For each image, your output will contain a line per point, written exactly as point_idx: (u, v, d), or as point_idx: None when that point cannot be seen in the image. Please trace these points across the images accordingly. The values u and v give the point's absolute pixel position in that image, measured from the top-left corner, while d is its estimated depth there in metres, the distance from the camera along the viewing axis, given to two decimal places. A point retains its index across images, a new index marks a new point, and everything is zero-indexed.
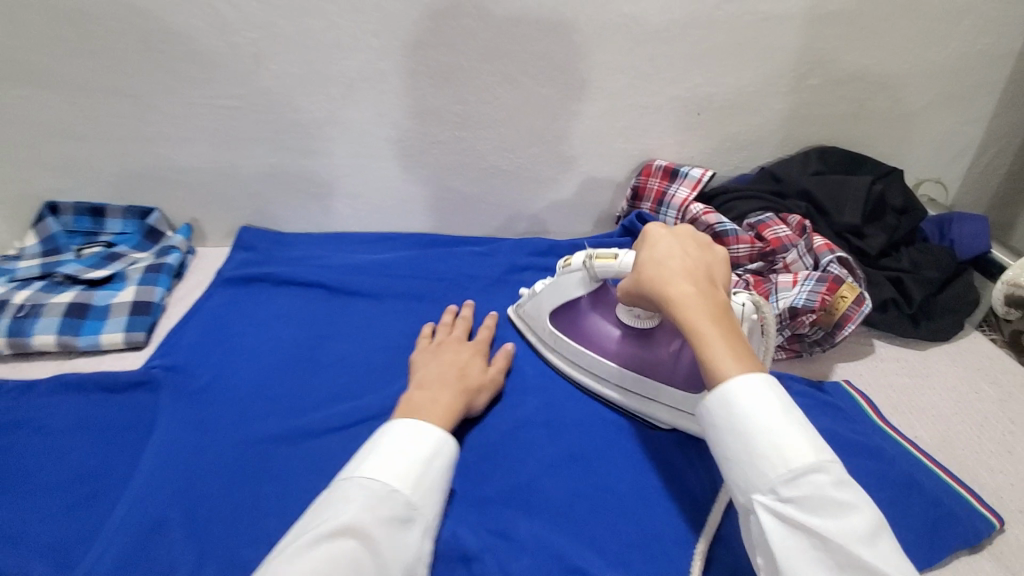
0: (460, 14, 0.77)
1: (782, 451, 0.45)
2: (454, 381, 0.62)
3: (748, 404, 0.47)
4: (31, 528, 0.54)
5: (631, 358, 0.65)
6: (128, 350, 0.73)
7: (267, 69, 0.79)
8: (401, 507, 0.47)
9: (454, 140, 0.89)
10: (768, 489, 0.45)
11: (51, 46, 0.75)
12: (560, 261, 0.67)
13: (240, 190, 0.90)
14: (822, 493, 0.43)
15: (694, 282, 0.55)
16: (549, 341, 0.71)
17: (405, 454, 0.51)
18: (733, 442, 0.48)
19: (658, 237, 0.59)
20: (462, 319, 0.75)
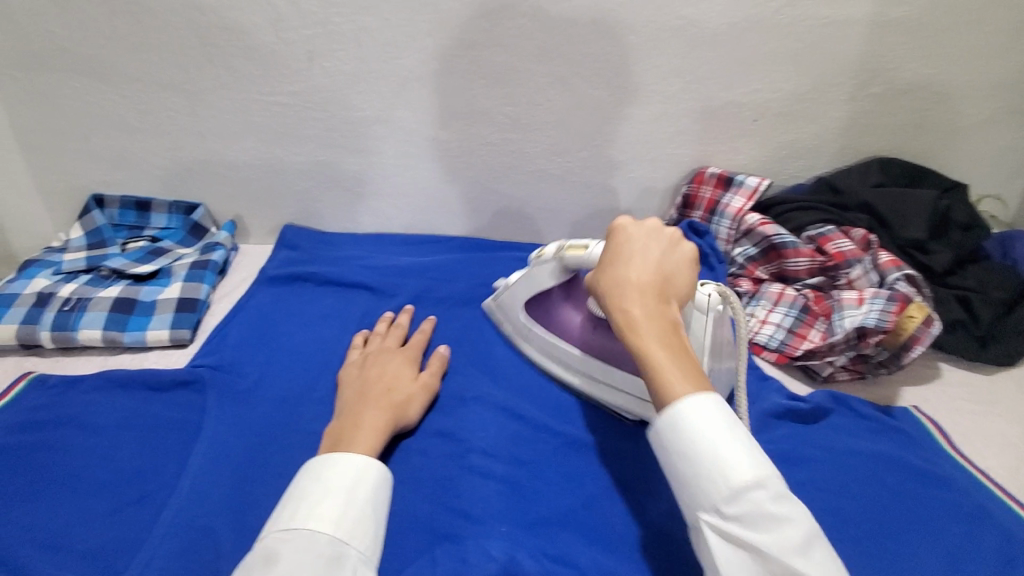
0: (515, 14, 0.75)
1: (722, 467, 0.43)
2: (380, 398, 0.59)
3: (696, 419, 0.45)
4: (75, 530, 0.51)
5: (599, 349, 0.64)
6: (172, 347, 0.71)
7: (317, 66, 0.78)
8: (330, 546, 0.44)
9: (503, 142, 0.87)
10: (711, 507, 0.43)
11: (108, 39, 0.75)
12: (532, 252, 0.66)
13: (285, 188, 0.89)
14: (761, 511, 0.42)
15: (644, 300, 0.52)
16: (524, 329, 0.71)
17: (330, 488, 0.48)
18: (680, 462, 0.46)
19: (622, 241, 0.56)
20: (398, 325, 0.74)
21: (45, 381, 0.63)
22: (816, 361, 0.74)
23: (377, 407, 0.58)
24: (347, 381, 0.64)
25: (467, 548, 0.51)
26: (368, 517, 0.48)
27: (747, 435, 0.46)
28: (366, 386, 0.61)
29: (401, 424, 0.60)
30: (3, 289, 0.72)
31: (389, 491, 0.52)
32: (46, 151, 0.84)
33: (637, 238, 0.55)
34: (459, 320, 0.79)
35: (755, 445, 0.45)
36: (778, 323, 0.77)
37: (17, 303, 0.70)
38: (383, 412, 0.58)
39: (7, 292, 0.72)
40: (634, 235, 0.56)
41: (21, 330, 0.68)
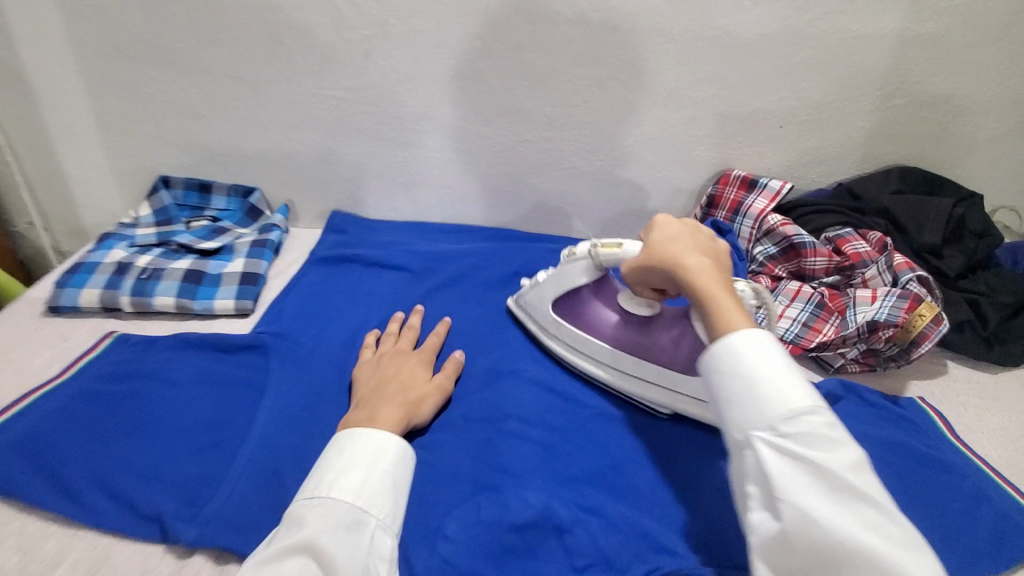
0: (559, 21, 0.81)
1: (782, 393, 0.45)
2: (395, 396, 0.62)
3: (756, 348, 0.47)
4: (163, 467, 0.57)
5: (633, 343, 0.67)
6: (236, 316, 0.78)
7: (374, 64, 0.85)
8: (349, 513, 0.47)
9: (540, 140, 0.92)
10: (768, 425, 0.44)
11: (187, 33, 0.82)
12: (564, 250, 0.69)
13: (335, 176, 0.96)
14: (819, 433, 0.43)
15: (700, 256, 0.56)
16: (550, 325, 0.74)
17: (352, 461, 0.51)
18: (738, 384, 0.47)
19: (670, 222, 0.61)
20: (411, 327, 0.76)
21: (128, 339, 0.71)
22: (828, 352, 0.79)
23: (393, 405, 0.60)
24: (362, 379, 0.66)
25: (507, 496, 0.57)
26: (387, 489, 0.50)
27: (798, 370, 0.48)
28: (382, 384, 0.63)
29: (413, 420, 0.62)
30: (86, 258, 0.80)
31: (410, 465, 0.54)
32: (120, 134, 0.91)
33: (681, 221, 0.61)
34: (495, 303, 0.86)
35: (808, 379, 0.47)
36: (795, 317, 0.81)
37: (99, 270, 0.78)
38: (398, 409, 0.60)
39: (89, 259, 0.79)
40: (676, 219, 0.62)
41: (103, 295, 0.75)
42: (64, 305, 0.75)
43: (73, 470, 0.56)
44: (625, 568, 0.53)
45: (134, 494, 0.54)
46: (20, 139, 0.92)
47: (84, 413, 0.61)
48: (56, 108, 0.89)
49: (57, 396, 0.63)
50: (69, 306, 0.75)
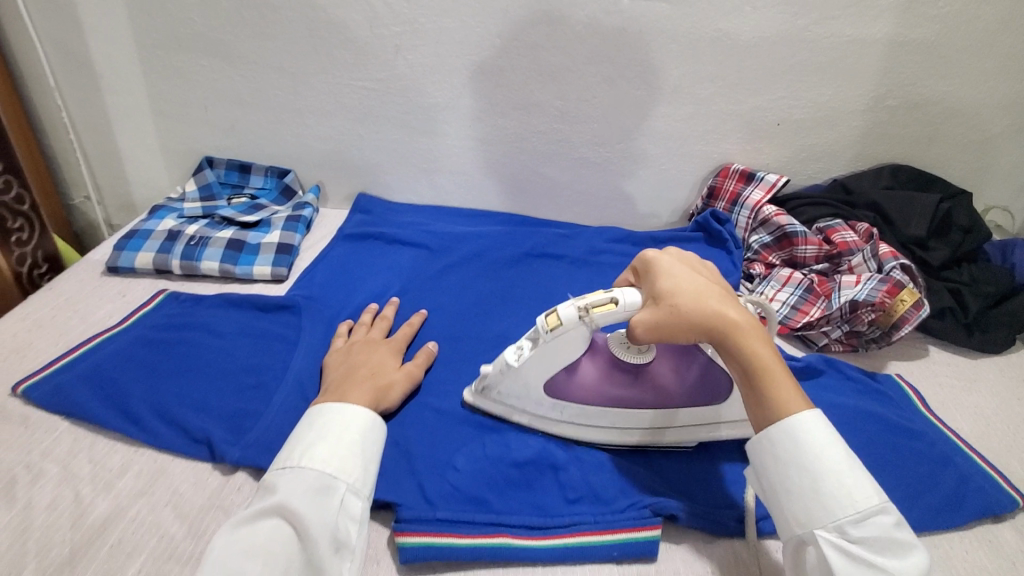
0: (572, 22, 0.89)
1: (849, 492, 0.49)
2: (365, 380, 0.65)
3: (820, 440, 0.51)
4: (211, 402, 0.66)
5: (657, 394, 0.63)
6: (272, 281, 0.87)
7: (403, 58, 0.93)
8: (319, 479, 0.52)
9: (552, 132, 1.00)
10: (835, 526, 0.48)
11: (236, 27, 0.92)
12: (543, 325, 0.60)
13: (363, 161, 1.04)
14: (885, 533, 0.48)
15: (732, 307, 0.57)
16: (545, 411, 0.65)
17: (322, 432, 0.56)
18: (802, 479, 0.51)
19: (677, 267, 0.60)
20: (383, 318, 0.80)
21: (178, 297, 0.79)
22: (813, 332, 0.85)
23: (362, 390, 0.63)
24: (333, 364, 0.69)
25: (510, 437, 0.66)
26: (357, 458, 0.55)
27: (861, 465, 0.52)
28: (351, 372, 0.66)
29: (382, 404, 0.65)
30: (140, 225, 0.89)
31: (380, 436, 0.59)
32: (172, 117, 1.00)
33: (677, 262, 0.61)
34: (506, 279, 0.93)
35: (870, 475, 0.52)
36: (784, 300, 0.88)
37: (152, 237, 0.87)
38: (367, 390, 0.63)
39: (143, 227, 0.89)
40: (670, 260, 0.61)
41: (157, 258, 0.84)
42: (121, 266, 0.84)
43: (135, 399, 0.64)
44: (612, 501, 0.60)
45: (189, 421, 0.62)
46: (82, 119, 1.01)
47: (142, 355, 0.70)
48: (116, 92, 0.98)
49: (118, 340, 0.71)
50: (125, 267, 0.84)
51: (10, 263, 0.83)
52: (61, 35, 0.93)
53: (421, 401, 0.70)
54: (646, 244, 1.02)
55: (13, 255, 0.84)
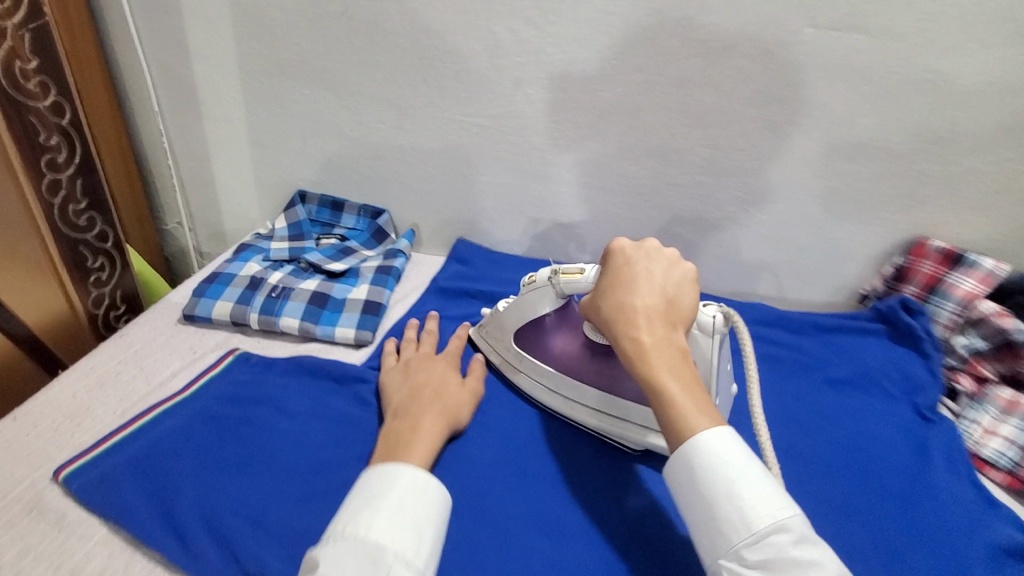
0: (737, 54, 0.72)
1: (742, 512, 0.44)
2: (433, 402, 0.62)
3: (721, 460, 0.46)
4: (271, 512, 0.54)
5: (594, 374, 0.67)
6: (355, 346, 0.75)
7: (523, 93, 0.80)
8: (363, 550, 0.43)
9: (693, 185, 0.82)
10: (731, 554, 0.44)
11: (341, 54, 0.82)
12: (525, 278, 0.69)
13: (465, 205, 0.92)
14: (784, 555, 0.42)
15: (653, 328, 0.53)
16: (515, 361, 0.72)
17: (367, 495, 0.47)
18: (697, 505, 0.47)
19: (623, 268, 0.58)
20: (429, 333, 0.75)
21: (248, 359, 0.70)
22: None
23: (433, 412, 0.60)
24: (393, 387, 0.65)
25: None
26: (412, 523, 0.45)
27: (768, 476, 0.47)
28: (415, 390, 0.63)
29: (452, 426, 0.62)
30: (224, 268, 0.81)
31: (434, 492, 0.49)
32: (268, 148, 0.93)
33: (635, 262, 0.58)
34: None
35: (785, 492, 0.46)
36: (1009, 438, 0.68)
37: (233, 283, 0.78)
38: (437, 416, 0.60)
39: (226, 270, 0.80)
40: (631, 258, 0.58)
41: (235, 309, 0.75)
42: (198, 316, 0.75)
43: (185, 505, 0.54)
44: None
45: (241, 545, 0.51)
46: (181, 145, 0.96)
47: (202, 439, 0.59)
48: (215, 120, 0.92)
49: (179, 415, 0.62)
50: (202, 317, 0.75)
51: (85, 304, 0.82)
52: (166, 59, 0.88)
53: (528, 539, 0.56)
54: (819, 338, 0.83)
55: (90, 296, 0.82)
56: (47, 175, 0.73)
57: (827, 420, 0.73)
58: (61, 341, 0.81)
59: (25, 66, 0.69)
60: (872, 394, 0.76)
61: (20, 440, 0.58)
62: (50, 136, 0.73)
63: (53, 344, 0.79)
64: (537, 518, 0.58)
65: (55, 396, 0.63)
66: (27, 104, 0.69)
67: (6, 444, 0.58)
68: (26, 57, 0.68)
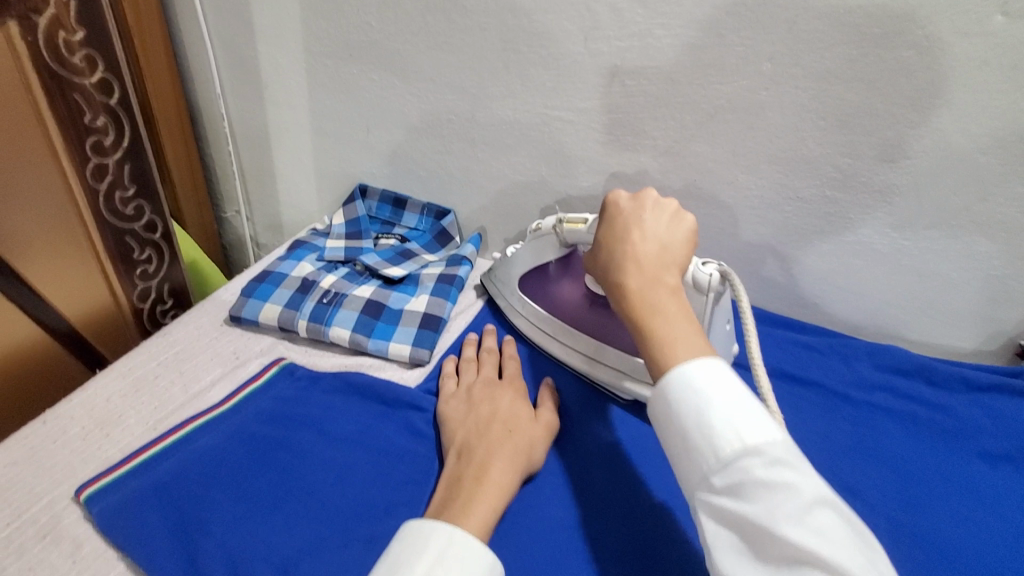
0: (902, 43, 0.57)
1: (710, 435, 0.40)
2: (504, 442, 0.51)
3: (692, 387, 0.42)
4: (303, 561, 0.46)
5: (589, 323, 0.65)
6: (409, 365, 0.66)
7: (621, 84, 0.68)
8: None
9: (820, 200, 0.69)
10: (702, 483, 0.39)
11: (417, 35, 0.73)
12: (533, 225, 0.68)
13: (542, 209, 0.81)
14: (751, 478, 0.37)
15: (641, 272, 0.51)
16: (517, 305, 0.71)
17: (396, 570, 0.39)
18: (669, 434, 0.43)
19: (618, 219, 0.56)
20: (489, 351, 0.66)
21: (294, 372, 0.62)
22: None
23: (502, 454, 0.50)
24: (454, 419, 0.56)
25: None
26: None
27: (746, 392, 0.41)
28: (480, 425, 0.54)
29: (525, 471, 0.52)
30: (275, 266, 0.74)
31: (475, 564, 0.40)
32: (331, 136, 0.86)
33: (629, 213, 0.56)
34: None
35: (765, 413, 0.40)
36: None
37: (284, 284, 0.71)
38: (509, 463, 0.50)
39: (277, 270, 0.74)
40: (626, 208, 0.56)
41: (283, 314, 0.68)
42: (244, 317, 0.68)
43: (211, 545, 0.46)
44: None
45: None
46: (242, 130, 0.91)
47: (232, 465, 0.52)
48: (277, 104, 0.86)
49: (210, 433, 0.54)
50: (248, 319, 0.68)
51: (130, 297, 0.79)
52: (230, 38, 0.82)
53: None
54: (966, 397, 0.68)
55: (136, 288, 0.79)
56: (92, 159, 0.70)
57: (975, 500, 0.59)
58: (104, 333, 0.78)
59: (70, 38, 0.64)
60: None
61: (46, 448, 0.54)
62: (96, 117, 0.69)
63: (96, 337, 0.77)
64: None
65: (90, 398, 0.58)
66: (71, 81, 0.65)
67: (32, 451, 0.53)
68: (72, 28, 0.64)
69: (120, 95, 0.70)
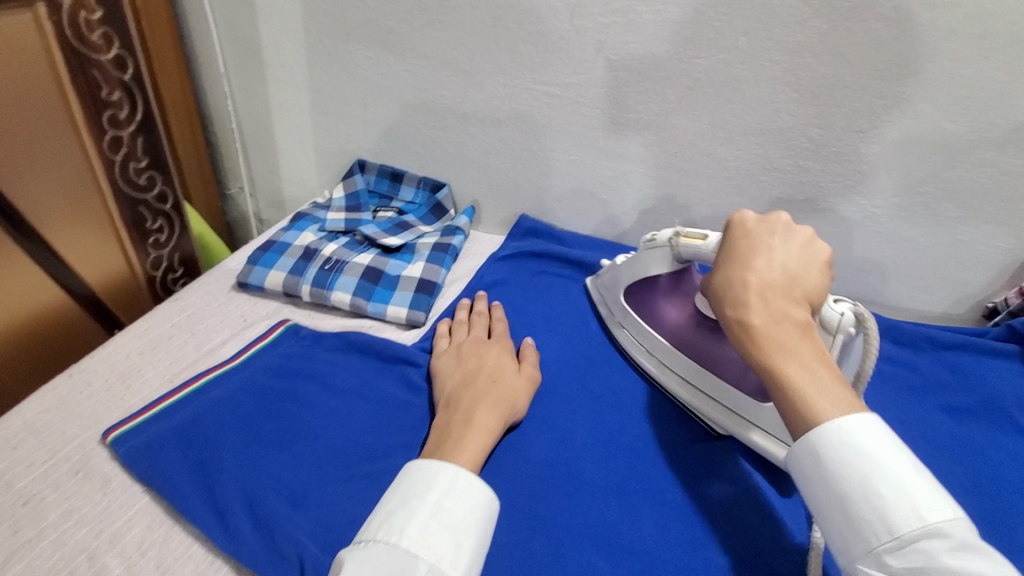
0: (870, 15, 0.61)
1: (882, 510, 0.38)
2: (491, 394, 0.56)
3: (856, 451, 0.40)
4: (312, 493, 0.51)
5: (694, 348, 0.64)
6: (407, 326, 0.71)
7: (606, 59, 0.72)
8: (395, 559, 0.39)
9: (793, 169, 0.72)
10: (870, 557, 0.38)
11: (412, 13, 0.76)
12: (646, 236, 0.67)
13: (532, 182, 0.85)
14: (935, 562, 0.35)
15: (766, 299, 0.47)
16: (621, 315, 0.72)
17: (402, 496, 0.43)
18: (827, 501, 0.41)
19: (742, 243, 0.53)
20: (479, 314, 0.70)
21: (299, 331, 0.67)
22: None
23: (487, 402, 0.55)
24: (445, 372, 0.60)
25: None
26: (446, 527, 0.41)
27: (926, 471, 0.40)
28: (469, 377, 0.58)
29: (510, 417, 0.57)
30: (279, 236, 0.79)
31: (473, 490, 0.44)
32: (330, 113, 0.89)
33: (757, 238, 0.52)
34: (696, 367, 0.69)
35: (938, 489, 0.38)
36: None
37: (287, 252, 0.76)
38: (494, 408, 0.54)
39: (281, 239, 0.78)
40: (754, 233, 0.53)
41: (287, 279, 0.72)
42: (251, 283, 0.73)
43: (226, 480, 0.50)
44: None
45: (282, 526, 0.47)
46: (245, 109, 0.94)
47: (246, 412, 0.56)
48: (279, 83, 0.89)
49: (224, 385, 0.59)
50: (255, 285, 0.73)
51: (144, 265, 0.83)
52: (233, 19, 0.85)
53: (582, 551, 0.50)
54: (930, 354, 0.72)
55: (149, 257, 0.84)
56: (108, 132, 0.74)
57: (937, 449, 0.62)
58: (118, 300, 0.83)
59: (89, 17, 0.67)
60: (997, 426, 0.65)
61: (73, 397, 0.58)
62: (112, 92, 0.72)
63: (111, 304, 0.82)
64: (593, 526, 0.52)
65: (111, 355, 0.63)
66: (90, 57, 0.69)
67: (61, 400, 0.58)
68: (91, 8, 0.67)
69: (134, 72, 0.73)
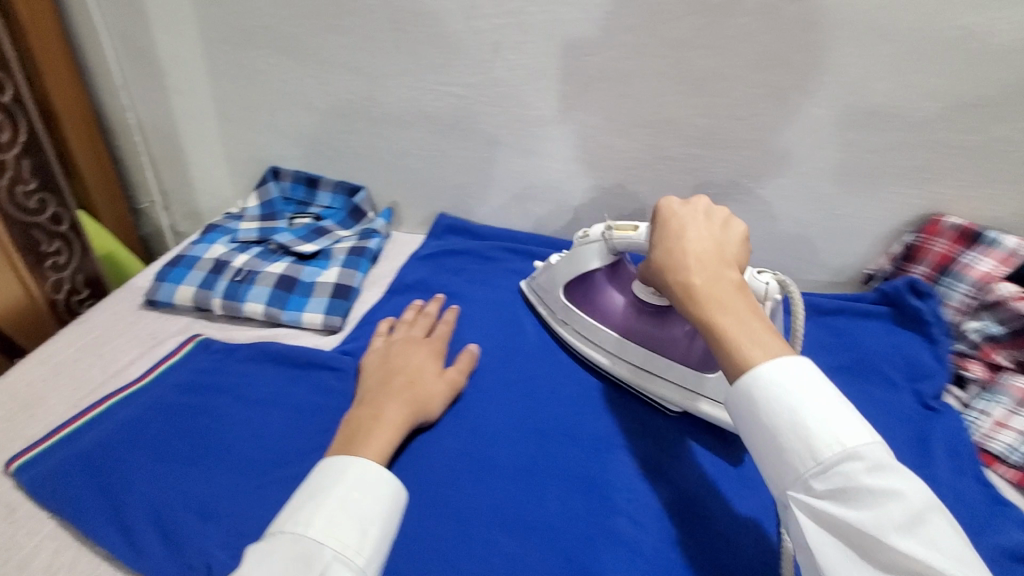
0: (738, 11, 0.65)
1: (804, 438, 0.40)
2: (406, 393, 0.58)
3: (779, 387, 0.42)
4: (221, 504, 0.51)
5: (641, 334, 0.65)
6: (324, 332, 0.72)
7: (503, 59, 0.74)
8: (301, 548, 0.40)
9: (685, 158, 0.77)
10: (796, 483, 0.40)
11: (309, 18, 0.76)
12: (578, 232, 0.68)
13: (446, 181, 0.87)
14: (855, 484, 0.37)
15: (702, 267, 0.50)
16: (562, 314, 0.72)
17: (311, 490, 0.44)
18: (755, 431, 0.43)
19: (673, 218, 0.55)
20: (427, 314, 0.72)
21: (209, 345, 0.66)
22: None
23: (398, 400, 0.56)
24: (370, 367, 0.62)
25: None
26: (350, 514, 0.43)
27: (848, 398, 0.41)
28: (388, 376, 0.60)
29: (420, 416, 0.58)
30: (188, 250, 0.78)
31: (382, 481, 0.46)
32: (238, 121, 0.88)
33: (686, 216, 0.55)
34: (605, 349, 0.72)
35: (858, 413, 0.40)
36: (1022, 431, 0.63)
37: (196, 266, 0.75)
38: (403, 405, 0.56)
39: (190, 253, 0.77)
40: (680, 210, 0.55)
41: (197, 294, 0.72)
42: (160, 300, 0.72)
43: (133, 500, 0.51)
44: None
45: (189, 539, 0.48)
46: (148, 120, 0.92)
47: (154, 431, 0.56)
48: (181, 93, 0.87)
49: (130, 406, 0.59)
50: (164, 301, 0.72)
51: (43, 290, 0.81)
52: (126, 29, 0.83)
53: (489, 531, 0.53)
54: (813, 320, 0.79)
55: (49, 281, 0.82)
56: None
57: None
58: (21, 326, 0.80)
59: None
60: (871, 382, 0.71)
61: None
62: None
63: (11, 331, 0.79)
64: (500, 508, 0.55)
65: (11, 383, 0.62)
66: None
67: None
68: None
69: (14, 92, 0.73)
